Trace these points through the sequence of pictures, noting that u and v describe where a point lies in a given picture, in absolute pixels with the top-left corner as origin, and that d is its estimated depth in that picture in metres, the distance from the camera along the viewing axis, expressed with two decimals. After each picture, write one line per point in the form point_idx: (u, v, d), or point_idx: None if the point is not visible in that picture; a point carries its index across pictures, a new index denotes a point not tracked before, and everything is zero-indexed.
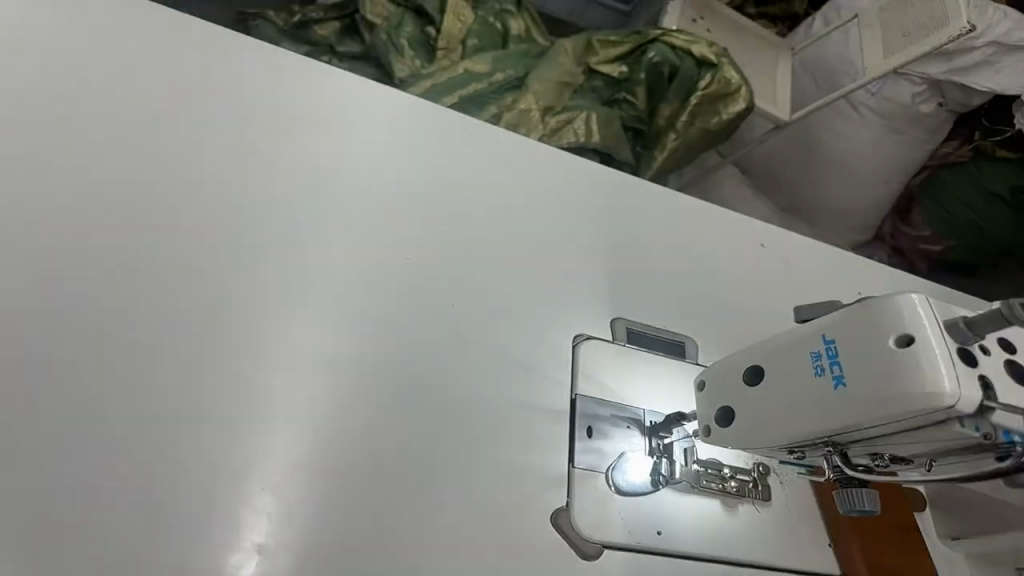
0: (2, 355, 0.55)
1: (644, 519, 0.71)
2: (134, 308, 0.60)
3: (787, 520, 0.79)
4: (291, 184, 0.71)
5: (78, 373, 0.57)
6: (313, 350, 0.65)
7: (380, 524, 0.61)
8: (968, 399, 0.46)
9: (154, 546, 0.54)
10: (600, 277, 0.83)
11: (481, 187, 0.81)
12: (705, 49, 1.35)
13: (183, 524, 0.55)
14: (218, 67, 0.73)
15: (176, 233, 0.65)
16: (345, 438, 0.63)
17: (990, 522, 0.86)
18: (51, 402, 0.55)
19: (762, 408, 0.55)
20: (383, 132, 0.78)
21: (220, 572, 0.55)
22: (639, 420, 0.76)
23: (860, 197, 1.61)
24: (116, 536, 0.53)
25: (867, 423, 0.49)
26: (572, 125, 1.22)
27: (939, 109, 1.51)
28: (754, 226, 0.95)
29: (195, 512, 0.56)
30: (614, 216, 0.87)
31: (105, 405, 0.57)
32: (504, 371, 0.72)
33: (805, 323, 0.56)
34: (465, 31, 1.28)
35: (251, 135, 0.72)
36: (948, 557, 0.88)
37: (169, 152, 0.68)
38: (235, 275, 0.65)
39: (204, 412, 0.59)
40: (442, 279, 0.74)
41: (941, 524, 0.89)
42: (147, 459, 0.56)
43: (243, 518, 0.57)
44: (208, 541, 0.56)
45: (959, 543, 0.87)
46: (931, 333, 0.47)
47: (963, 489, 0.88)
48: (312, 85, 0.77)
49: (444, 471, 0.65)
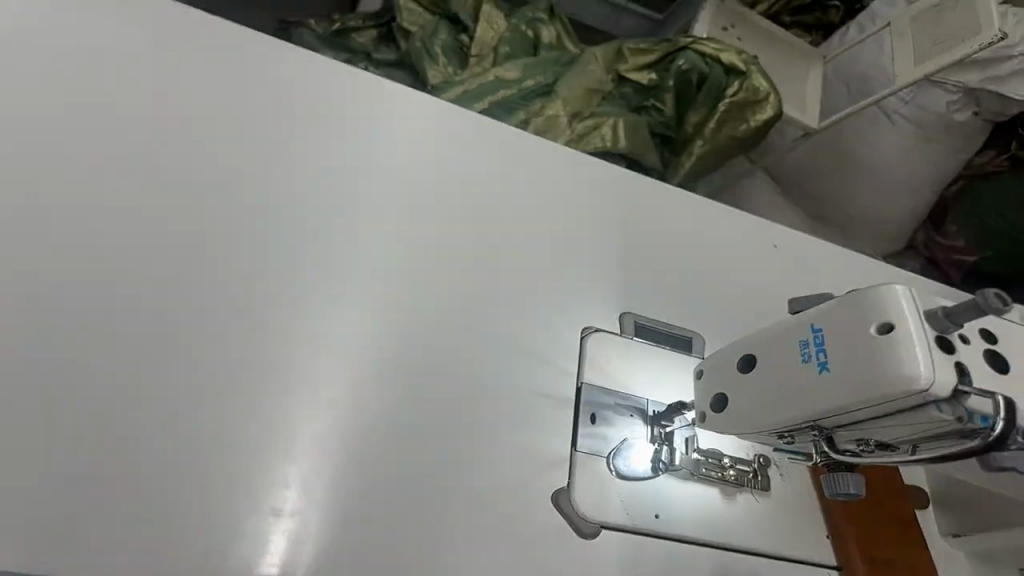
0: (57, 327, 0.61)
1: (643, 502, 0.75)
2: (177, 289, 0.66)
3: (786, 511, 0.81)
4: (322, 178, 0.76)
5: (127, 348, 0.63)
6: (335, 333, 0.70)
7: (390, 496, 0.66)
8: (942, 384, 0.49)
9: (188, 504, 0.60)
10: (610, 272, 0.86)
11: (499, 184, 0.85)
12: (734, 57, 1.37)
13: (215, 486, 0.61)
14: (257, 68, 0.79)
15: (215, 220, 0.70)
16: (361, 415, 0.68)
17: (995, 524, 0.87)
18: (103, 373, 0.61)
19: (754, 393, 0.58)
20: (407, 131, 0.83)
21: (246, 532, 0.60)
22: (642, 409, 0.79)
23: (890, 207, 1.61)
24: (154, 494, 0.59)
25: (848, 406, 0.52)
26: (598, 131, 1.26)
27: (975, 117, 1.50)
28: (767, 228, 0.98)
29: (226, 476, 0.62)
30: (629, 215, 0.91)
31: (150, 375, 0.63)
32: (514, 358, 0.76)
33: (796, 313, 0.60)
34: (496, 38, 1.33)
35: (286, 132, 0.77)
36: (950, 554, 0.88)
37: (212, 146, 0.73)
38: (268, 261, 0.71)
39: (238, 386, 0.65)
40: (460, 269, 0.78)
41: (944, 521, 0.90)
42: (185, 427, 0.62)
43: (269, 484, 0.63)
44: (237, 502, 0.61)
45: (962, 541, 0.88)
46: (910, 321, 0.50)
47: (968, 491, 0.89)
48: (344, 87, 0.82)
49: (456, 449, 0.70)
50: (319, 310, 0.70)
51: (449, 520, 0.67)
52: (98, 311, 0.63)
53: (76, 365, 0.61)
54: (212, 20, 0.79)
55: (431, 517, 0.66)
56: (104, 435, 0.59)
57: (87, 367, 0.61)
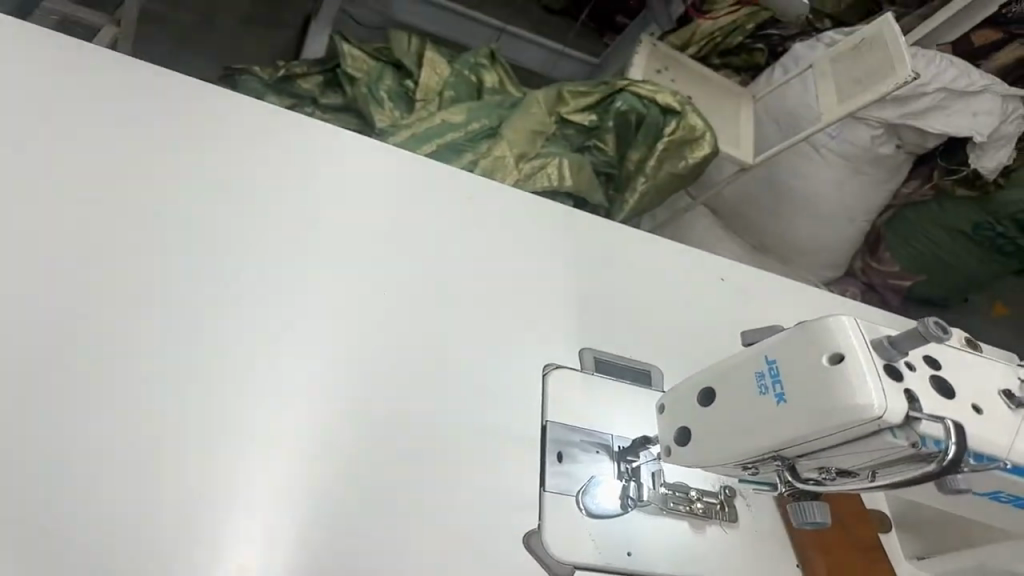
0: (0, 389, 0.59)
1: (614, 540, 0.75)
2: (129, 345, 0.64)
3: (754, 541, 0.83)
4: (277, 227, 0.76)
5: (76, 408, 0.60)
6: (297, 382, 0.69)
7: (359, 546, 0.65)
8: (894, 410, 0.51)
9: (143, 569, 0.57)
10: (568, 310, 0.88)
11: (455, 227, 0.86)
12: (670, 97, 1.42)
13: (171, 548, 0.59)
14: (208, 119, 0.79)
15: (168, 273, 0.69)
16: (326, 466, 0.67)
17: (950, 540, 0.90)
18: (52, 436, 0.59)
19: (715, 426, 0.60)
20: (362, 177, 0.83)
21: None
22: (607, 445, 0.80)
23: (825, 237, 1.69)
24: (105, 561, 0.56)
25: (806, 435, 0.54)
26: (544, 170, 1.28)
27: (896, 151, 1.60)
28: (714, 261, 1.01)
29: (183, 537, 0.59)
30: (582, 254, 0.93)
31: (98, 438, 0.60)
32: (478, 400, 0.76)
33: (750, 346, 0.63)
34: (441, 84, 1.36)
35: (239, 181, 0.77)
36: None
37: (163, 198, 0.72)
38: (224, 313, 0.69)
39: (193, 443, 0.63)
40: (420, 314, 0.78)
41: (908, 544, 0.94)
42: (135, 489, 0.59)
43: (229, 542, 0.60)
44: (195, 563, 0.59)
45: (925, 562, 0.92)
46: (859, 350, 0.53)
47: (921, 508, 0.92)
48: (296, 135, 0.82)
49: (425, 496, 0.69)
50: (279, 360, 0.69)
51: (422, 569, 0.66)
52: (45, 371, 0.60)
53: (22, 430, 0.58)
54: (160, 73, 0.79)
55: (402, 567, 0.65)
56: (51, 504, 0.57)
57: (33, 430, 0.58)
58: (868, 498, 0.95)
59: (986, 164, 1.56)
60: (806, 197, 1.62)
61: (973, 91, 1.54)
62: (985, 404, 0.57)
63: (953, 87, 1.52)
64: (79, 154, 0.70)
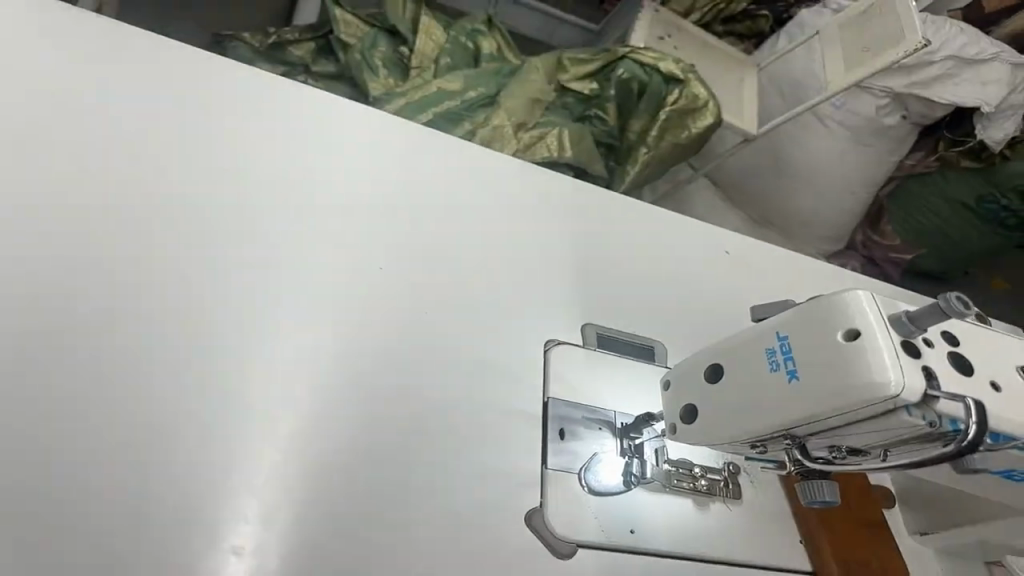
0: None
1: (617, 518, 0.74)
2: (116, 319, 0.62)
3: (758, 518, 0.82)
4: (269, 198, 0.73)
5: (63, 382, 0.58)
6: (292, 357, 0.67)
7: (358, 526, 0.63)
8: (912, 389, 0.49)
9: (136, 549, 0.55)
10: (570, 283, 0.85)
11: (452, 198, 0.83)
12: (673, 66, 1.39)
13: (166, 527, 0.57)
14: (195, 85, 0.75)
15: (157, 246, 0.66)
16: (322, 445, 0.65)
17: (957, 516, 0.90)
18: (34, 414, 0.56)
19: (723, 403, 0.58)
20: (358, 146, 0.80)
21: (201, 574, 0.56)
22: (610, 422, 0.78)
23: (830, 210, 1.66)
24: (96, 540, 0.54)
25: (819, 414, 0.52)
26: (544, 141, 1.24)
27: (903, 121, 1.56)
28: (719, 234, 0.98)
29: (178, 517, 0.57)
30: (584, 226, 0.90)
31: (85, 418, 0.58)
32: (477, 377, 0.74)
33: (759, 321, 0.61)
34: (437, 50, 1.31)
35: (229, 149, 0.73)
36: (916, 552, 0.91)
37: (148, 167, 0.69)
38: (214, 288, 0.67)
39: (187, 419, 0.61)
40: (418, 289, 0.76)
41: (910, 520, 0.93)
42: (126, 467, 0.57)
43: (224, 522, 0.59)
44: (189, 544, 0.57)
45: (928, 539, 0.91)
46: (876, 326, 0.50)
47: (928, 484, 0.91)
48: (288, 102, 0.79)
49: (425, 477, 0.67)
50: (272, 335, 0.67)
51: (419, 552, 0.64)
52: (31, 348, 0.58)
53: (3, 408, 0.55)
54: (144, 37, 0.75)
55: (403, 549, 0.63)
56: (34, 484, 0.54)
57: (13, 411, 0.56)
58: (872, 475, 0.94)
59: (993, 134, 1.52)
60: (811, 168, 1.59)
61: (983, 60, 1.50)
62: (1003, 380, 0.55)
63: (962, 55, 1.48)
64: (54, 120, 0.67)
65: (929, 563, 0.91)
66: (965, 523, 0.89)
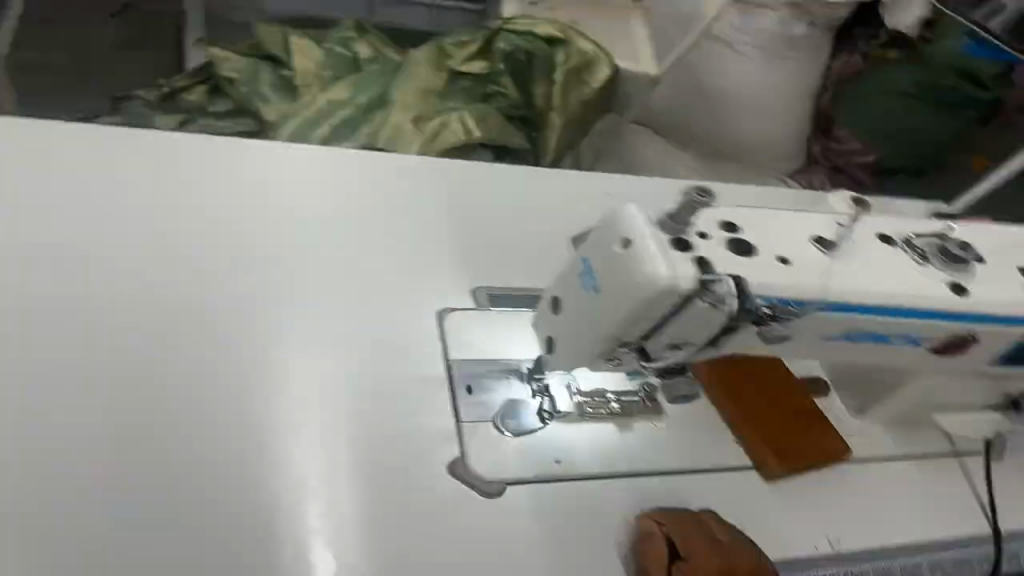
0: None
1: (541, 450, 0.81)
2: (41, 383, 0.72)
3: (682, 429, 0.88)
4: (161, 241, 0.83)
5: (8, 450, 0.68)
6: (211, 363, 0.77)
7: (290, 492, 0.72)
8: (685, 276, 0.56)
9: (105, 547, 0.66)
10: (458, 252, 0.93)
11: (332, 199, 0.92)
12: (548, 28, 1.45)
13: (127, 524, 0.68)
14: (74, 164, 0.85)
15: (68, 310, 0.76)
16: (250, 430, 0.74)
17: (880, 391, 0.93)
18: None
19: (564, 331, 0.66)
20: (241, 176, 0.90)
21: (162, 555, 0.67)
22: (516, 368, 0.85)
23: (771, 123, 1.54)
24: (71, 546, 0.66)
25: (625, 318, 0.59)
26: (449, 127, 1.29)
27: (812, 27, 1.47)
28: (596, 178, 1.05)
29: (135, 515, 0.68)
30: (464, 199, 0.98)
31: (40, 458, 0.68)
32: (380, 353, 0.83)
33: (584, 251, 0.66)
34: (317, 64, 1.38)
35: (117, 211, 0.83)
36: (863, 429, 0.96)
37: (46, 245, 0.79)
38: (125, 330, 0.77)
39: (130, 434, 0.71)
40: (318, 285, 0.85)
41: (847, 402, 0.97)
42: (84, 485, 0.68)
43: (176, 509, 0.69)
44: (149, 532, 0.68)
45: (868, 416, 0.95)
46: (646, 232, 0.57)
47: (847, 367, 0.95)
48: (162, 152, 0.89)
49: (348, 441, 0.76)
50: (189, 354, 0.77)
51: (350, 505, 0.73)
52: None
53: None
54: (19, 133, 0.85)
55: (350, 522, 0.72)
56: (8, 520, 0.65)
57: None
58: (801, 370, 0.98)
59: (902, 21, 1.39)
60: (734, 86, 1.51)
61: None
62: (793, 255, 0.61)
63: None
64: None
65: (875, 434, 0.96)
66: (888, 396, 0.93)
